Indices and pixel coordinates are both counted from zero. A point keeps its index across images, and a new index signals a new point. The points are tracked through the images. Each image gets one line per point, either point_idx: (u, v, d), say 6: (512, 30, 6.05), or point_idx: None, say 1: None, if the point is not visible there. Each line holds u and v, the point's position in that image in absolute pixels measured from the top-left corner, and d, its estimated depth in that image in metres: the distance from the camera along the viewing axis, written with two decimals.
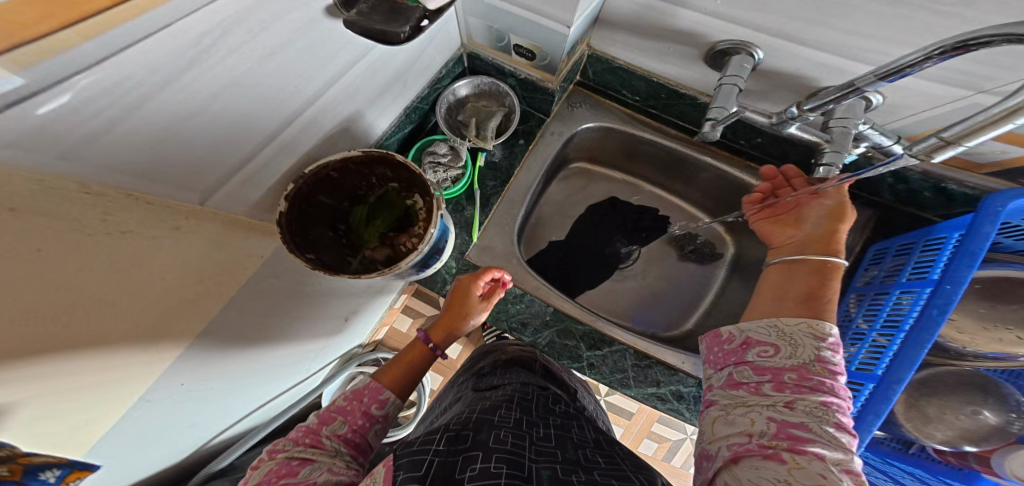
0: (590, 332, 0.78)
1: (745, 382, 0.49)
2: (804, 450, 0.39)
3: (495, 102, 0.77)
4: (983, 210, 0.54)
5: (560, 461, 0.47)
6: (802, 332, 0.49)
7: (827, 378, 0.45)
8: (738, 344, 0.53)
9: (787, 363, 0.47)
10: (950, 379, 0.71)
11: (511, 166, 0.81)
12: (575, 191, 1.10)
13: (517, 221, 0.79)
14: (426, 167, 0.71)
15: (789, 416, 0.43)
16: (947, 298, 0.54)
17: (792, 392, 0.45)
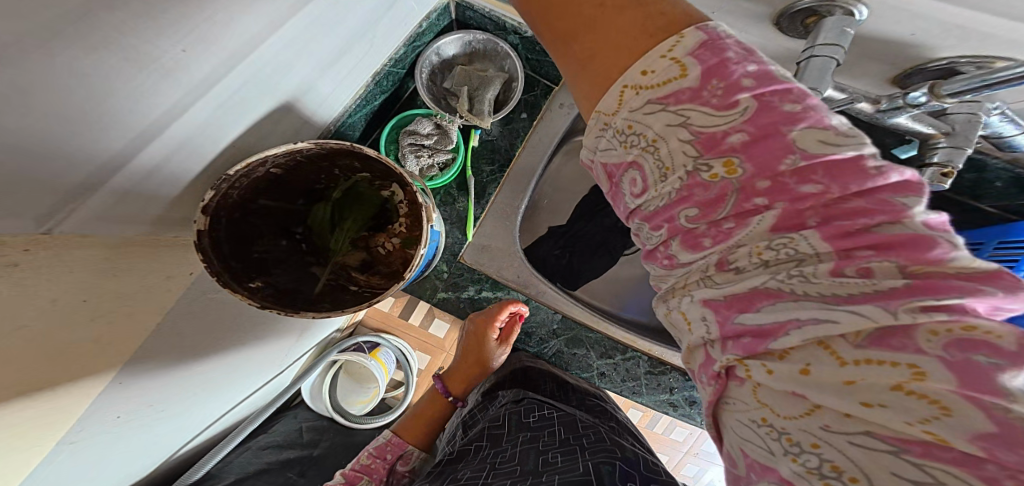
0: (600, 340, 0.77)
1: (655, 253, 0.25)
2: (772, 331, 0.18)
3: (491, 65, 0.61)
4: None
5: (518, 475, 0.48)
6: (659, 117, 0.21)
7: (755, 174, 0.19)
8: (606, 184, 0.27)
9: (678, 190, 0.21)
10: None
11: (511, 146, 0.69)
12: (575, 169, 0.97)
13: (519, 215, 0.68)
14: (406, 151, 0.57)
15: (732, 282, 0.20)
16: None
17: (721, 236, 0.21)
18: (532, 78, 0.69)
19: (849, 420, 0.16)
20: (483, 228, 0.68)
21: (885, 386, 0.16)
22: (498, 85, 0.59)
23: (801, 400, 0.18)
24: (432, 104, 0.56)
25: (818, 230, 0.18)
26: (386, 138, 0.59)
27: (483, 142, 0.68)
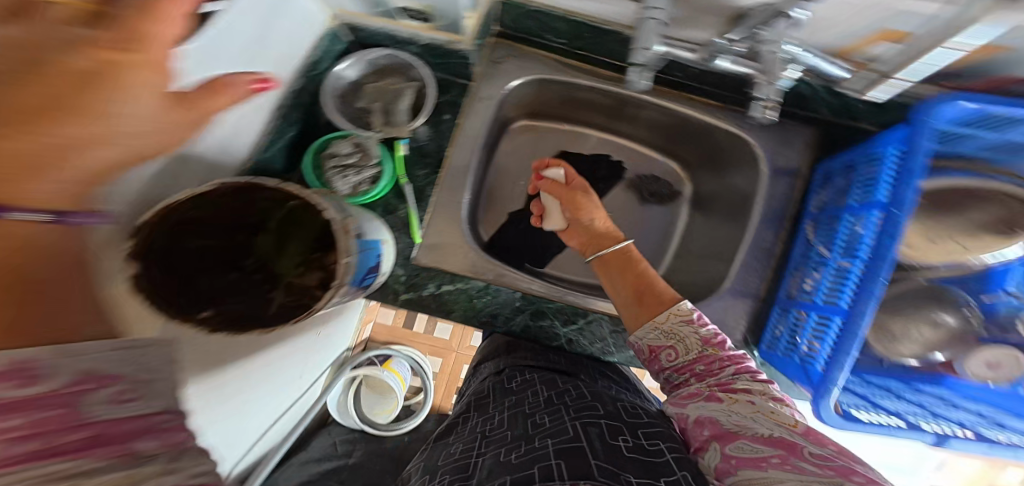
0: (562, 308, 0.86)
1: (678, 383, 0.63)
2: (733, 390, 0.56)
3: (402, 76, 0.65)
4: (919, 121, 0.50)
5: (510, 440, 0.59)
6: (676, 323, 0.64)
7: (720, 355, 0.61)
8: (647, 352, 0.66)
9: (689, 357, 0.62)
10: (907, 294, 0.63)
11: (441, 148, 0.73)
12: (523, 152, 0.99)
13: (463, 209, 0.74)
14: (332, 172, 0.58)
15: (715, 388, 0.57)
16: (897, 224, 0.50)
17: (712, 376, 0.60)
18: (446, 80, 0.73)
19: (762, 414, 0.51)
20: (430, 230, 0.73)
21: (769, 410, 0.52)
22: (409, 95, 0.63)
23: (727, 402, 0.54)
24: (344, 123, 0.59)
25: (742, 374, 0.58)
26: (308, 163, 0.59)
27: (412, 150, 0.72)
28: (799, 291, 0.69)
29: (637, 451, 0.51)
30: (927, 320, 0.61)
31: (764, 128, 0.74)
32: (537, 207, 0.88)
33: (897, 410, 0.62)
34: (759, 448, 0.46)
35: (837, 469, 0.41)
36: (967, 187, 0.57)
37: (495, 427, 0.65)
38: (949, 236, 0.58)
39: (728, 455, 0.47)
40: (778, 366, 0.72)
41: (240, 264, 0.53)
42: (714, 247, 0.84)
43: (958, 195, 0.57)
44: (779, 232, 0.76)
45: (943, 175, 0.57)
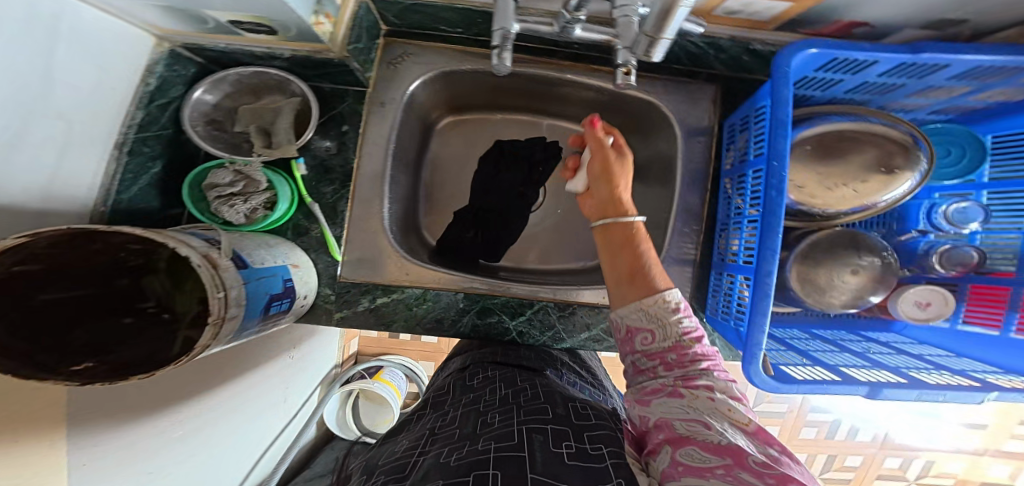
0: (506, 302, 0.85)
1: (646, 369, 0.53)
2: (696, 386, 0.48)
3: (279, 93, 0.57)
4: (775, 73, 0.50)
5: (454, 440, 0.54)
6: (663, 309, 0.52)
7: (694, 347, 0.51)
8: (624, 333, 0.55)
9: (665, 344, 0.52)
10: (824, 241, 0.62)
11: (347, 159, 0.68)
12: (454, 148, 0.96)
13: (385, 219, 0.71)
14: (216, 205, 0.52)
15: (682, 379, 0.49)
16: (779, 177, 0.51)
17: (683, 367, 0.50)
18: (338, 89, 0.68)
19: (722, 414, 0.44)
20: (350, 246, 0.71)
21: (729, 408, 0.45)
22: (291, 111, 0.55)
23: (684, 398, 0.47)
24: (218, 151, 0.51)
25: (712, 372, 0.50)
26: (184, 191, 0.52)
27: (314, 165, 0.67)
28: (730, 252, 0.69)
29: (579, 459, 0.45)
30: (847, 266, 0.60)
31: (667, 88, 0.75)
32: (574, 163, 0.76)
33: (831, 365, 0.63)
34: (708, 454, 0.38)
35: (780, 477, 0.35)
36: (844, 131, 0.55)
37: (444, 422, 0.62)
38: (842, 182, 0.55)
39: (677, 461, 0.39)
40: (719, 330, 0.71)
41: (137, 307, 0.49)
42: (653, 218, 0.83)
43: (835, 138, 0.55)
44: (704, 195, 0.76)
45: (822, 121, 0.56)
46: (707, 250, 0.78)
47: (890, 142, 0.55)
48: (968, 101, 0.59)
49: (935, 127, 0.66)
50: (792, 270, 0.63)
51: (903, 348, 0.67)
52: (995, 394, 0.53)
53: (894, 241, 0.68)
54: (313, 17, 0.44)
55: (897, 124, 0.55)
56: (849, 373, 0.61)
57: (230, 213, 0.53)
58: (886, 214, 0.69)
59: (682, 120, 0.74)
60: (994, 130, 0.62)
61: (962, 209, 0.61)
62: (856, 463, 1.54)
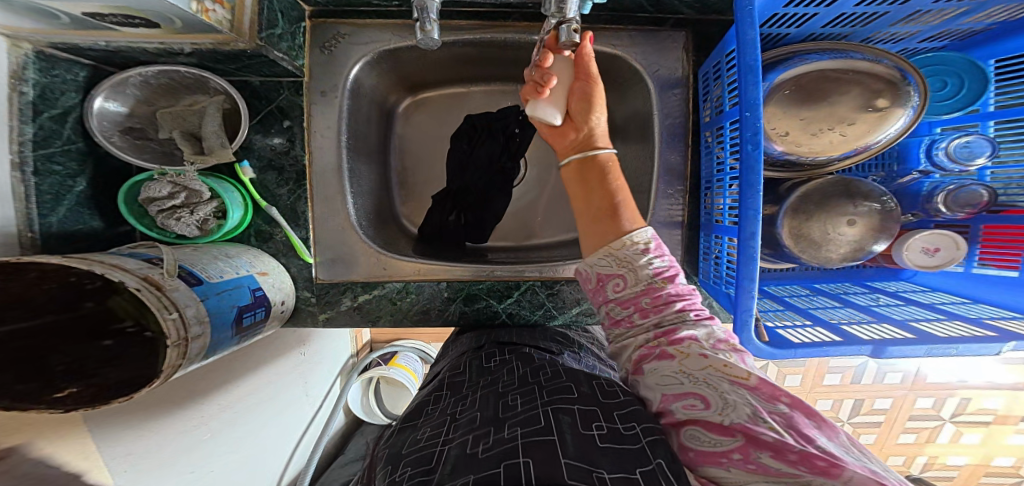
0: (492, 286, 0.82)
1: (620, 318, 0.50)
2: (680, 339, 0.45)
3: (202, 92, 0.53)
4: (739, 15, 0.46)
5: (477, 426, 0.48)
6: (632, 252, 0.50)
7: (668, 287, 0.48)
8: (595, 282, 0.52)
9: (638, 289, 0.48)
10: (818, 189, 0.56)
11: (299, 156, 0.65)
12: (422, 130, 0.91)
13: (353, 216, 0.70)
14: (161, 219, 0.52)
15: (662, 330, 0.46)
16: (754, 129, 0.46)
17: (656, 313, 0.47)
18: (269, 81, 0.61)
19: (719, 372, 0.40)
20: (320, 247, 0.70)
21: (724, 363, 0.41)
22: (215, 115, 0.53)
23: (674, 360, 0.43)
24: (150, 164, 0.50)
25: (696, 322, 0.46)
26: (120, 207, 0.50)
27: (262, 167, 0.64)
28: (716, 211, 0.64)
29: (612, 441, 0.40)
30: (843, 217, 0.54)
31: (634, 40, 0.70)
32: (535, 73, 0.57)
33: (832, 323, 0.57)
34: (715, 436, 0.36)
35: (805, 455, 0.32)
36: (825, 71, 0.50)
37: (460, 406, 0.57)
38: (825, 127, 0.50)
39: (686, 447, 0.39)
40: (713, 294, 0.67)
41: (114, 328, 0.48)
42: (636, 181, 0.79)
43: (813, 81, 0.51)
44: (685, 152, 0.71)
45: (800, 62, 0.51)
46: (695, 211, 0.73)
47: (875, 80, 0.50)
48: (962, 24, 0.54)
49: (932, 57, 0.60)
50: (784, 225, 0.57)
51: (911, 298, 0.62)
52: (1013, 343, 0.48)
53: (894, 185, 0.62)
54: (194, 5, 0.37)
55: (881, 58, 0.50)
56: (851, 332, 0.54)
57: (178, 227, 0.53)
58: (885, 155, 0.64)
59: (654, 73, 0.70)
60: (996, 54, 0.56)
61: (967, 143, 0.54)
62: (885, 405, 1.50)
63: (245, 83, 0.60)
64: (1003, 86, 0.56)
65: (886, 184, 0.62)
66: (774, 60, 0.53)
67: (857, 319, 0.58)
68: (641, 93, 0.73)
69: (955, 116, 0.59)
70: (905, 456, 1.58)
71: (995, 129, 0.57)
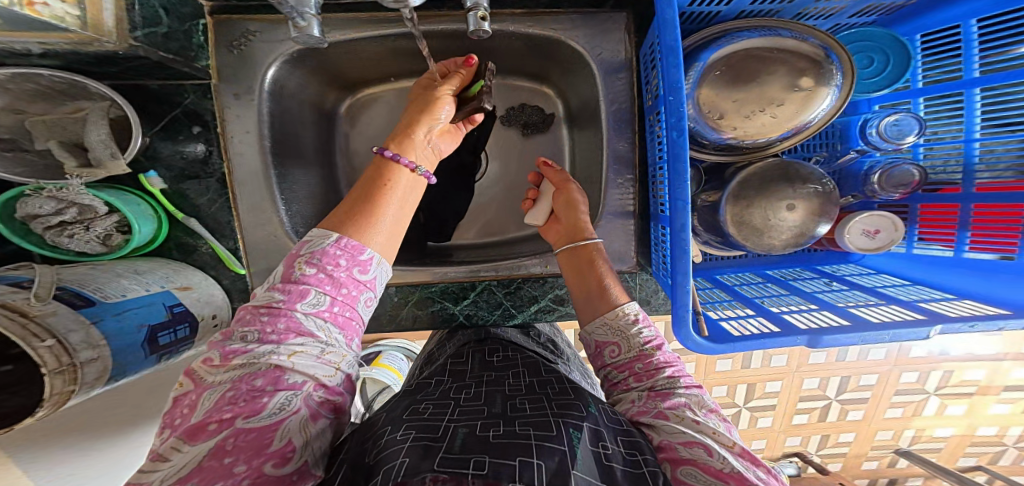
0: (446, 289, 0.82)
1: (618, 381, 0.56)
2: (675, 404, 0.48)
3: (86, 98, 0.49)
4: None
5: (484, 417, 0.48)
6: (625, 322, 0.57)
7: (658, 354, 0.54)
8: (594, 349, 0.60)
9: (631, 355, 0.55)
10: (756, 175, 0.53)
11: (220, 162, 0.61)
12: (371, 131, 0.82)
13: (288, 225, 0.65)
14: (50, 234, 0.50)
15: (655, 392, 0.51)
16: (677, 114, 0.43)
17: (648, 378, 0.53)
18: (170, 85, 0.57)
19: (717, 437, 0.44)
20: (252, 257, 0.65)
21: (715, 430, 0.44)
22: (101, 126, 0.49)
23: (672, 417, 0.47)
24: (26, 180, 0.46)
25: (690, 392, 0.50)
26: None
27: (174, 177, 0.61)
28: (659, 201, 0.61)
29: (617, 461, 0.40)
30: (783, 202, 0.52)
31: (576, 23, 0.65)
32: (533, 192, 0.76)
33: (774, 313, 0.56)
34: (709, 479, 0.40)
35: None
36: (751, 50, 0.48)
37: (462, 393, 0.57)
38: (756, 108, 0.48)
39: (679, 481, 0.41)
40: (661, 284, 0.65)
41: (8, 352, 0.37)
42: (594, 170, 0.77)
43: (742, 59, 0.48)
44: (633, 139, 0.68)
45: (730, 40, 0.48)
46: (645, 200, 0.71)
47: (800, 58, 0.47)
48: None
49: (856, 33, 0.58)
50: (725, 212, 0.54)
51: (855, 281, 0.60)
52: (940, 327, 0.47)
53: (836, 165, 0.60)
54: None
55: (807, 36, 0.48)
56: (791, 321, 0.54)
57: (70, 242, 0.51)
58: (828, 134, 0.61)
59: (597, 57, 0.66)
60: (921, 28, 0.54)
61: (895, 122, 0.53)
62: (870, 381, 1.50)
63: (140, 87, 0.56)
64: (930, 61, 0.55)
65: (828, 165, 0.61)
66: (703, 41, 0.50)
67: (799, 307, 0.57)
68: (588, 79, 0.70)
69: (885, 93, 0.57)
70: (893, 430, 1.59)
71: (924, 106, 0.56)
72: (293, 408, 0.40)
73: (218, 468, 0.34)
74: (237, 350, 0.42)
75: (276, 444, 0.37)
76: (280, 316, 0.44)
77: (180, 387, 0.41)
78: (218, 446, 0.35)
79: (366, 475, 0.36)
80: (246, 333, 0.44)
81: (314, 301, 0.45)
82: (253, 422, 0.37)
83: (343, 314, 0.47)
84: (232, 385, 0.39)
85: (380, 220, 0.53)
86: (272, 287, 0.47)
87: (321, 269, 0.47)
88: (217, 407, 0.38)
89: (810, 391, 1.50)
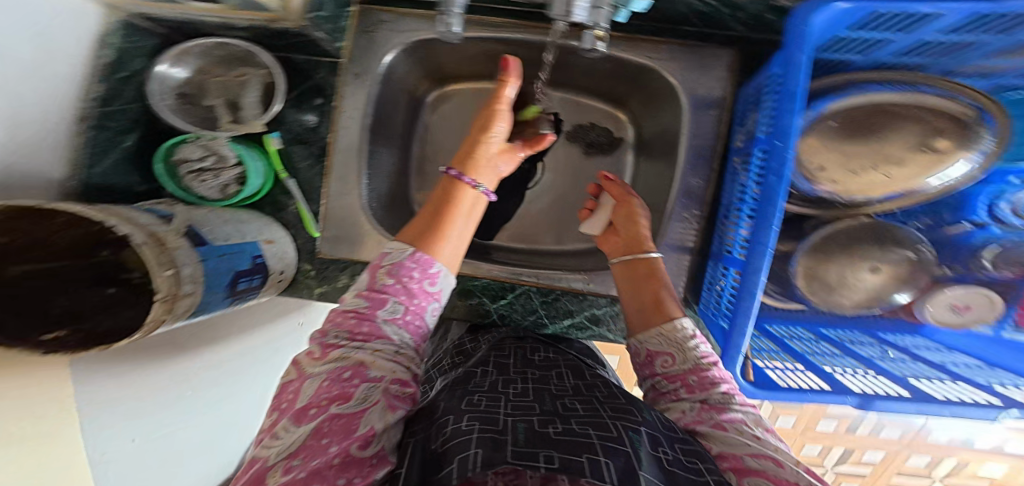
0: (488, 285, 0.84)
1: (666, 390, 0.56)
2: (731, 418, 0.48)
3: (250, 67, 0.56)
4: (792, 34, 0.43)
5: (538, 414, 0.48)
6: (683, 335, 0.57)
7: (714, 369, 0.53)
8: (645, 357, 0.59)
9: (686, 366, 0.55)
10: (843, 234, 0.52)
11: (324, 131, 0.66)
12: (446, 126, 0.83)
13: (365, 199, 0.67)
14: (189, 179, 0.54)
15: (710, 403, 0.50)
16: (781, 159, 0.43)
17: (704, 390, 0.52)
18: (312, 61, 0.66)
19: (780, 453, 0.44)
20: (328, 222, 0.68)
21: (777, 447, 0.44)
22: (257, 89, 0.55)
23: (732, 430, 0.47)
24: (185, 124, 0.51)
25: (749, 410, 0.50)
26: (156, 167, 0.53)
27: (290, 140, 0.66)
28: (728, 243, 0.60)
29: (677, 467, 0.41)
30: (867, 263, 0.52)
31: (674, 55, 0.67)
32: (591, 202, 0.78)
33: (826, 371, 0.57)
34: None
35: None
36: (878, 104, 0.47)
37: (510, 388, 0.58)
38: (869, 166, 0.48)
39: None
40: (708, 325, 0.66)
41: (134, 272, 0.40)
42: (656, 200, 0.78)
43: (864, 115, 0.47)
44: (709, 177, 0.69)
45: (857, 91, 0.47)
46: (706, 240, 0.72)
47: (939, 117, 0.46)
48: None
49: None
50: (798, 264, 0.54)
51: (923, 354, 0.60)
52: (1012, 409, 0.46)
53: (941, 234, 0.60)
54: None
55: (957, 94, 0.45)
56: (843, 382, 0.55)
57: (203, 190, 0.55)
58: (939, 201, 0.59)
59: (691, 91, 0.67)
60: None
61: None
62: (875, 458, 1.46)
63: (287, 59, 0.65)
64: None
65: (930, 233, 0.60)
66: (825, 87, 0.49)
67: (856, 370, 0.57)
68: (673, 109, 0.71)
69: None
70: None
71: None
72: (374, 399, 0.41)
73: (316, 448, 0.36)
74: (334, 345, 0.45)
75: (361, 430, 0.39)
76: (364, 321, 0.47)
77: (288, 375, 0.45)
78: (316, 429, 0.37)
79: (439, 461, 0.38)
80: (337, 333, 0.46)
81: (391, 309, 0.48)
82: (344, 409, 0.39)
83: (415, 323, 0.50)
84: (326, 378, 0.42)
85: (447, 237, 0.54)
86: (359, 294, 0.50)
87: (399, 280, 0.49)
88: (317, 395, 0.40)
89: (809, 457, 1.47)
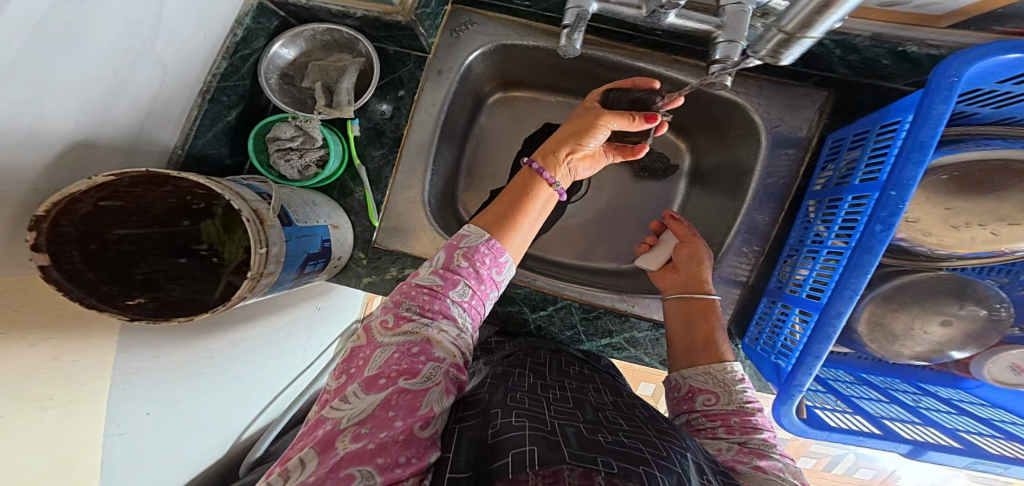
0: (530, 294, 0.83)
1: (703, 428, 0.56)
2: (768, 462, 0.47)
3: (349, 53, 0.57)
4: (934, 85, 0.42)
5: (583, 421, 0.47)
6: (730, 377, 0.58)
7: (757, 415, 0.54)
8: (685, 393, 0.60)
9: (729, 407, 0.55)
10: (920, 286, 0.54)
11: (399, 123, 0.66)
12: (502, 130, 0.83)
13: (426, 196, 0.68)
14: (275, 157, 0.55)
15: (748, 447, 0.50)
16: (891, 209, 0.44)
17: (744, 433, 0.52)
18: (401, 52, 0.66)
19: None
20: (390, 213, 0.68)
21: None
22: (354, 73, 0.55)
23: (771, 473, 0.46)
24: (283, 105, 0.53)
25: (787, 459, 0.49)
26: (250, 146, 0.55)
27: (369, 129, 0.66)
28: (793, 281, 0.62)
29: None
30: (939, 316, 0.54)
31: (764, 92, 0.70)
32: (653, 238, 0.80)
33: (873, 415, 0.57)
34: None
35: None
36: (1007, 162, 0.47)
37: (551, 395, 0.57)
38: (974, 222, 0.50)
39: None
40: (758, 362, 0.66)
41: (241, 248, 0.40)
42: (710, 231, 0.79)
43: (986, 171, 0.48)
44: (775, 214, 0.70)
45: (975, 147, 0.48)
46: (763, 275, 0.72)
47: None
48: None
49: None
50: (864, 309, 0.55)
51: (968, 409, 0.61)
52: None
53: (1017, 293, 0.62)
54: None
55: None
56: (892, 427, 0.55)
57: (287, 169, 0.56)
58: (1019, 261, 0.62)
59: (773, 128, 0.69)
60: None
61: None
62: None
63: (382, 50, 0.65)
64: None
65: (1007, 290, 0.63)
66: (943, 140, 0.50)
67: (903, 417, 0.58)
68: (749, 142, 0.72)
69: None
70: None
71: None
72: (437, 379, 0.42)
73: (385, 418, 0.37)
74: (407, 317, 0.45)
75: (423, 408, 0.40)
76: (436, 298, 0.47)
77: (357, 338, 0.45)
78: (386, 400, 0.38)
79: (490, 449, 0.37)
80: (410, 305, 0.46)
81: (461, 291, 0.48)
82: (411, 383, 0.40)
83: (477, 307, 0.50)
84: (398, 348, 0.42)
85: (519, 228, 0.55)
86: (434, 270, 0.50)
87: (472, 264, 0.50)
88: (387, 364, 0.41)
89: None
